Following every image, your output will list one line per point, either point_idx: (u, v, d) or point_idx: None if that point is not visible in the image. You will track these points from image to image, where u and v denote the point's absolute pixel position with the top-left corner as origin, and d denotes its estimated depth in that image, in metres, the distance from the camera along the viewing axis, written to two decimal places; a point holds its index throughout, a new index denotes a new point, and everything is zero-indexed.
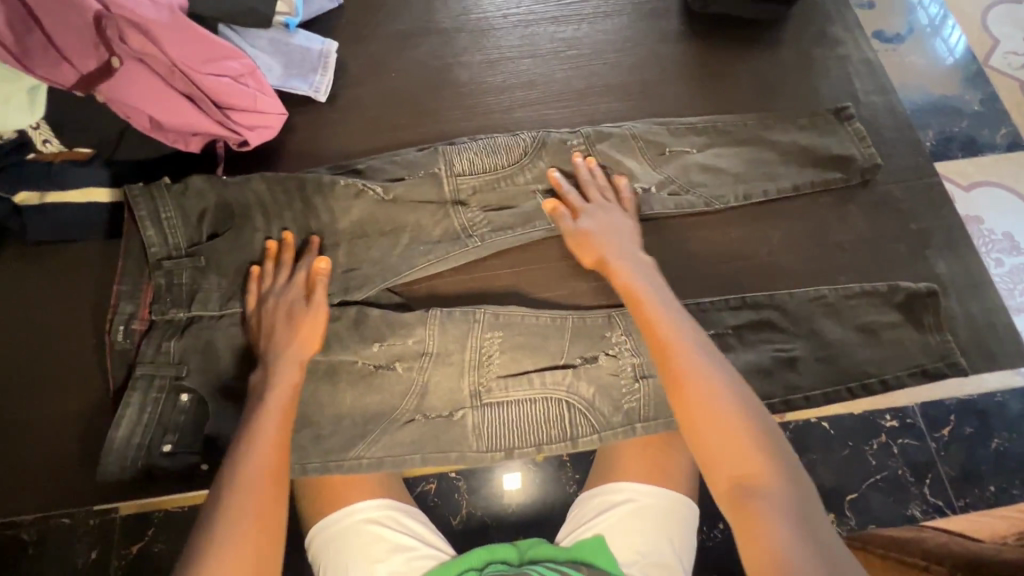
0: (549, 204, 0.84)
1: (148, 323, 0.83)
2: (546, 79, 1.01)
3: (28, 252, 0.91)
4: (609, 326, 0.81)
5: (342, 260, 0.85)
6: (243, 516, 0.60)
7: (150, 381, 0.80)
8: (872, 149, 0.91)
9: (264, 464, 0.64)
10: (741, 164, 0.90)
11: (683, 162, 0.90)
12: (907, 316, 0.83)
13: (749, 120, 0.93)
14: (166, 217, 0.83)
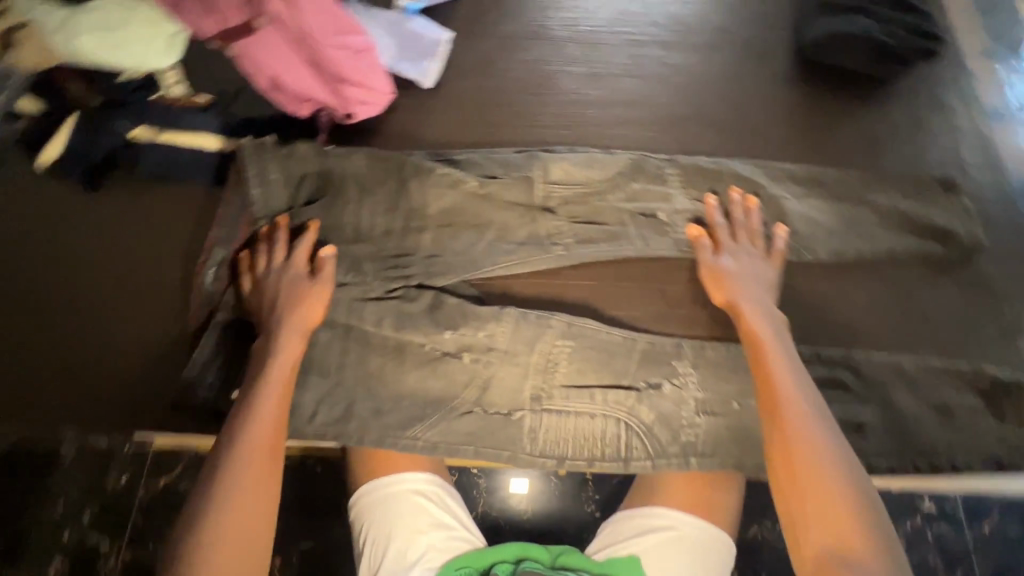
0: (695, 231, 0.87)
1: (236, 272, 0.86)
2: (648, 101, 1.01)
3: (131, 185, 0.95)
4: (678, 354, 0.81)
5: (426, 245, 0.86)
6: (234, 489, 0.64)
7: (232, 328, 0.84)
8: (976, 227, 0.89)
9: (258, 441, 0.68)
10: (836, 219, 0.89)
11: (777, 207, 0.90)
12: (986, 402, 0.80)
13: (848, 176, 0.92)
14: (270, 176, 0.87)
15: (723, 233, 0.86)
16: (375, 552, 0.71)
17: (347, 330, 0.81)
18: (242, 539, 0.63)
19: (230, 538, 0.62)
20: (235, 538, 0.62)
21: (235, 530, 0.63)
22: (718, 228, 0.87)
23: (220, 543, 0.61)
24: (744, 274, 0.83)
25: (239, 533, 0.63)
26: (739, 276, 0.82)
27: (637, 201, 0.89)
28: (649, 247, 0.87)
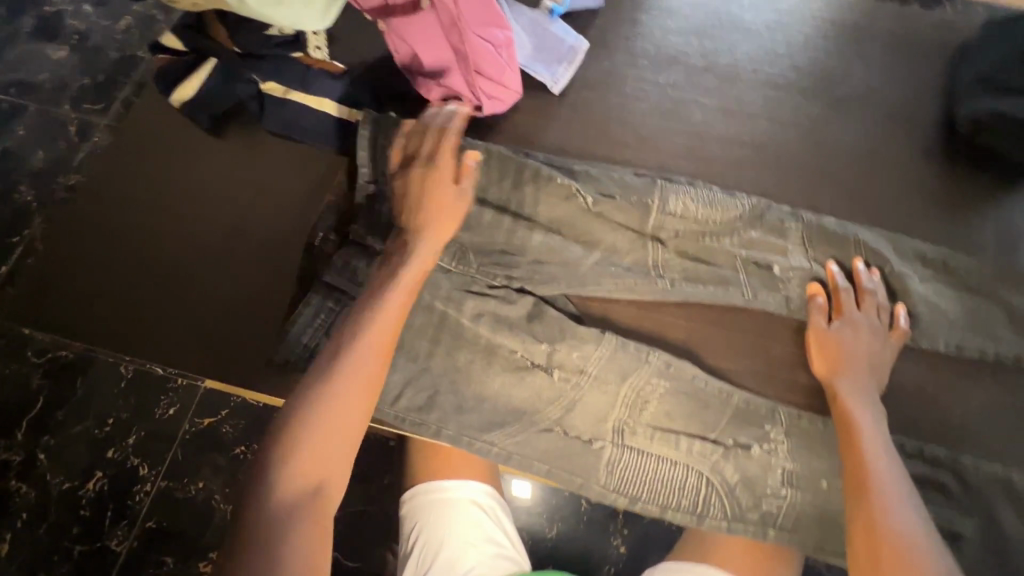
0: (815, 288, 0.81)
1: (343, 237, 0.86)
2: (778, 147, 0.96)
3: (254, 135, 0.96)
4: (772, 417, 0.78)
5: (532, 250, 0.82)
6: (325, 409, 0.61)
7: (328, 293, 0.81)
8: None
9: (358, 363, 0.64)
10: (963, 311, 0.84)
11: (904, 285, 0.84)
12: None
13: (982, 268, 0.86)
14: (381, 144, 0.85)
15: (848, 300, 0.80)
16: (424, 555, 0.71)
17: (442, 320, 0.80)
18: (334, 445, 0.60)
19: (311, 462, 0.59)
20: (326, 441, 0.60)
21: (317, 456, 0.59)
22: (843, 294, 0.80)
23: (301, 464, 0.59)
24: (858, 348, 0.77)
25: (318, 459, 0.60)
26: (854, 348, 0.77)
27: (753, 250, 0.84)
28: (758, 300, 0.82)
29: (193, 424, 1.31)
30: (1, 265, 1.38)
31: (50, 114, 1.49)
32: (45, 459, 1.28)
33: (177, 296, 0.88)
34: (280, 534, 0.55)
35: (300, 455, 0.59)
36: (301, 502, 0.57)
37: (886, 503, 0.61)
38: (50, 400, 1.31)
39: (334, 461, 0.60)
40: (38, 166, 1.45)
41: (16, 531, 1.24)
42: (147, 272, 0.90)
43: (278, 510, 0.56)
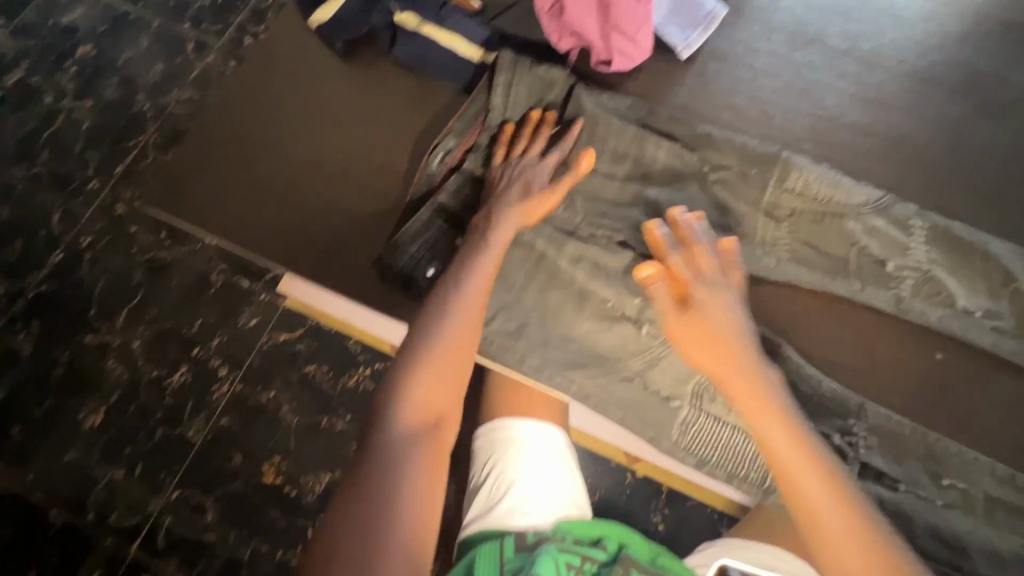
0: (644, 268, 0.73)
1: (456, 164, 0.86)
2: (911, 142, 0.91)
3: (377, 61, 0.98)
4: (857, 413, 0.74)
5: (643, 203, 0.81)
6: (434, 362, 0.65)
7: (440, 212, 0.84)
8: None
9: (463, 321, 0.68)
10: None
11: None
12: None
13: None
14: (514, 90, 0.86)
15: (702, 250, 0.74)
16: (498, 487, 0.74)
17: (542, 257, 0.79)
18: (440, 399, 0.65)
19: (425, 406, 0.64)
20: (436, 394, 0.64)
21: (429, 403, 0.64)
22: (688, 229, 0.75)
23: (412, 410, 0.63)
24: (723, 314, 0.71)
25: (430, 404, 0.64)
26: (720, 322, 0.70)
27: (871, 239, 0.78)
28: (865, 293, 0.77)
29: (271, 337, 1.40)
30: (117, 165, 1.50)
31: (172, 30, 1.58)
32: (140, 346, 1.40)
33: (283, 202, 0.92)
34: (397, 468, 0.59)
35: (418, 400, 0.63)
36: (415, 441, 0.61)
37: (805, 461, 0.64)
38: (149, 294, 1.43)
39: (444, 406, 0.65)
40: (157, 78, 1.55)
41: (110, 405, 1.37)
42: (260, 178, 0.93)
43: (400, 445, 0.60)
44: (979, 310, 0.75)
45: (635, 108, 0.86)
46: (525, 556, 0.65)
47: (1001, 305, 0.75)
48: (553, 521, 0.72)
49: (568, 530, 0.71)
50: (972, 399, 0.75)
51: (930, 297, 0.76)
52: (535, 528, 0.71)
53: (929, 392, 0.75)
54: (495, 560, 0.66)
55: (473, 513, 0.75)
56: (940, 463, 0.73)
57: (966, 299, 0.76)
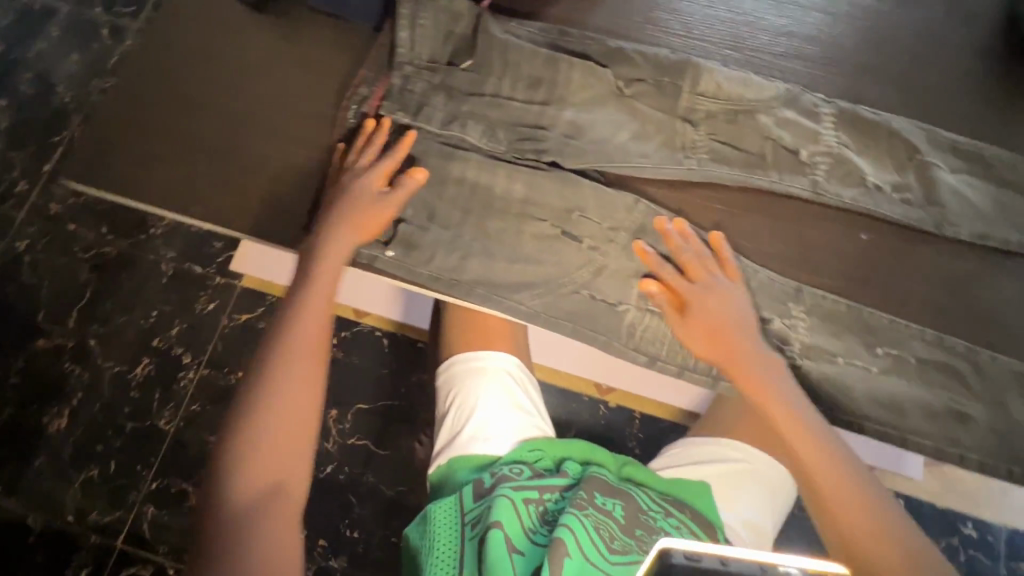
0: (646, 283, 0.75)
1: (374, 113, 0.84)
2: (831, 41, 0.91)
3: (293, 13, 0.95)
4: (796, 297, 0.77)
5: (564, 122, 0.81)
6: (272, 417, 0.64)
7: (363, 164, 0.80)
8: None
9: (296, 367, 0.67)
10: (991, 203, 0.80)
11: (929, 175, 0.80)
12: None
13: (1014, 160, 0.81)
14: (420, 24, 0.83)
15: (690, 258, 0.75)
16: (461, 415, 0.78)
17: (476, 187, 0.80)
18: (284, 453, 0.63)
19: (266, 463, 0.62)
20: (277, 449, 0.63)
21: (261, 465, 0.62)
22: (676, 236, 0.76)
23: (256, 466, 0.61)
24: (726, 311, 0.73)
25: (273, 463, 0.63)
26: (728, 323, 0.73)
27: (783, 129, 0.81)
28: (782, 182, 0.80)
29: (232, 319, 1.38)
30: (44, 164, 1.43)
31: (82, 15, 1.49)
32: (97, 344, 1.36)
33: (215, 166, 0.90)
34: (242, 534, 0.59)
35: (256, 463, 0.62)
36: (260, 503, 0.61)
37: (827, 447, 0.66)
38: (98, 291, 1.39)
39: (290, 461, 0.64)
40: (75, 68, 1.47)
41: (75, 408, 1.33)
42: (191, 142, 0.91)
43: (240, 512, 0.60)
44: (889, 184, 0.80)
45: (543, 32, 0.86)
46: (482, 505, 0.69)
47: (908, 179, 0.80)
48: (514, 442, 0.76)
49: (530, 451, 0.75)
50: (894, 273, 0.80)
51: (843, 177, 0.80)
52: (496, 454, 0.75)
53: (859, 272, 0.80)
54: (456, 511, 0.70)
55: (440, 443, 0.78)
56: (874, 334, 0.77)
57: (877, 175, 0.80)
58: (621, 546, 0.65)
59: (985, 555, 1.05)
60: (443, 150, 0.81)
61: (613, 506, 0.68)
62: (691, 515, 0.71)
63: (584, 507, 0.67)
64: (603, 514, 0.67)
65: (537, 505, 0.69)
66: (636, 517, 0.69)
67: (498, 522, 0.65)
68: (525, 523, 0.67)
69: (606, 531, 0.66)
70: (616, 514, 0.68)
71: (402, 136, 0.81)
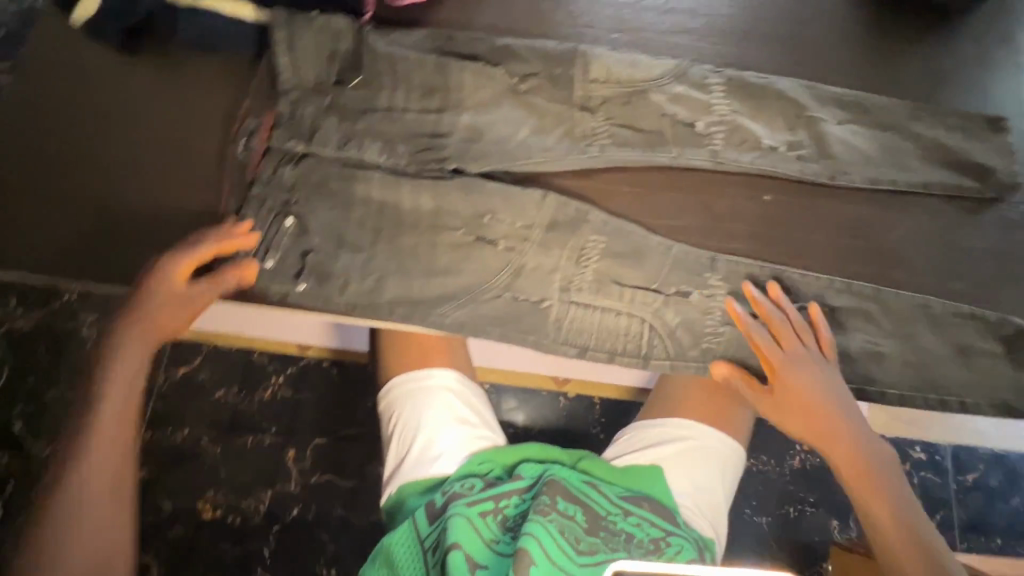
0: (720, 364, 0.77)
1: (266, 144, 0.80)
2: (712, 11, 0.93)
3: (166, 49, 0.90)
4: (710, 266, 0.80)
5: (463, 127, 0.81)
6: (71, 554, 0.62)
7: (262, 202, 0.78)
8: (1016, 168, 0.85)
9: (95, 502, 0.64)
10: (875, 147, 0.84)
11: (817, 130, 0.84)
12: (1007, 351, 0.79)
13: (894, 105, 0.86)
14: (299, 46, 0.79)
15: (789, 330, 0.76)
16: (406, 436, 0.75)
17: (382, 206, 0.78)
18: None
19: None
20: None
21: None
22: (779, 321, 0.76)
23: None
24: (813, 383, 0.74)
25: None
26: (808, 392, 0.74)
27: (677, 106, 0.82)
28: (685, 156, 0.81)
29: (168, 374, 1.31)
30: None
31: None
32: None
33: (108, 222, 0.85)
34: None
35: None
36: None
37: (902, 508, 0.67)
38: None
39: None
40: None
41: None
42: (80, 200, 0.85)
43: None
44: (784, 144, 0.83)
45: (429, 39, 0.84)
46: (437, 526, 0.66)
47: (800, 136, 0.83)
48: (463, 456, 0.74)
49: (480, 463, 0.72)
50: (800, 228, 0.83)
51: (739, 143, 0.82)
52: (444, 475, 0.72)
53: (767, 230, 0.82)
54: (414, 536, 0.67)
55: (388, 469, 0.75)
56: (788, 290, 0.80)
57: (770, 137, 0.83)
58: (588, 546, 0.63)
59: (934, 474, 1.11)
60: (344, 172, 0.79)
61: (575, 510, 0.66)
62: (650, 508, 0.69)
63: (546, 512, 0.64)
64: (565, 520, 0.64)
65: (495, 515, 0.67)
66: (597, 520, 0.66)
67: (455, 541, 0.62)
68: (485, 537, 0.64)
69: (570, 534, 0.63)
70: (578, 519, 0.65)
71: (299, 166, 0.79)
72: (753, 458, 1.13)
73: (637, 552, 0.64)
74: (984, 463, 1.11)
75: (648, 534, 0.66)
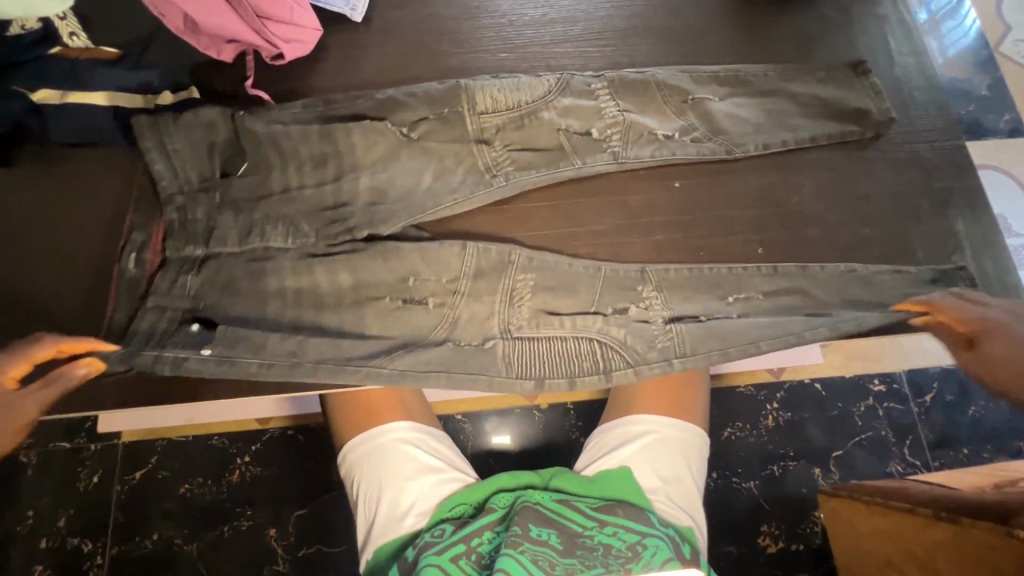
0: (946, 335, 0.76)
1: (160, 256, 0.77)
2: (589, 17, 0.97)
3: (53, 154, 0.87)
4: (642, 278, 0.81)
5: (368, 178, 0.80)
6: None
7: (162, 313, 0.74)
8: (887, 102, 0.89)
9: None
10: (760, 115, 0.87)
11: (705, 109, 0.86)
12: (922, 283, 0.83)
13: (771, 70, 0.90)
14: (174, 149, 0.77)
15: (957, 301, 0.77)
16: (372, 496, 0.74)
17: (301, 273, 0.77)
18: None
19: None
20: None
21: None
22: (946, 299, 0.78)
23: None
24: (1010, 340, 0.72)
25: None
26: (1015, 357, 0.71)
27: (569, 118, 0.84)
28: (588, 165, 0.83)
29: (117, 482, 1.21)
30: None
31: None
32: None
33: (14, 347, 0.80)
34: None
35: None
36: None
37: None
38: None
39: None
40: None
41: None
42: None
43: None
44: (677, 131, 0.85)
45: (310, 108, 0.83)
46: None
47: (689, 120, 0.86)
48: (433, 503, 0.73)
49: (451, 507, 0.72)
50: (711, 206, 0.87)
51: (637, 140, 0.84)
52: (415, 528, 0.71)
53: (682, 214, 0.86)
54: None
55: (362, 534, 0.74)
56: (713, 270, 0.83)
57: (662, 126, 0.85)
58: (565, 570, 0.64)
59: (896, 403, 1.17)
60: (253, 246, 0.77)
61: (548, 535, 0.67)
62: (624, 514, 0.70)
63: (518, 544, 0.65)
64: (540, 546, 0.65)
65: (470, 556, 0.66)
66: (574, 539, 0.68)
67: None
68: None
69: (545, 562, 0.64)
70: (553, 542, 0.66)
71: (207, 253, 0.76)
72: (729, 427, 1.15)
73: (615, 564, 0.65)
74: (937, 382, 1.17)
75: (624, 541, 0.67)
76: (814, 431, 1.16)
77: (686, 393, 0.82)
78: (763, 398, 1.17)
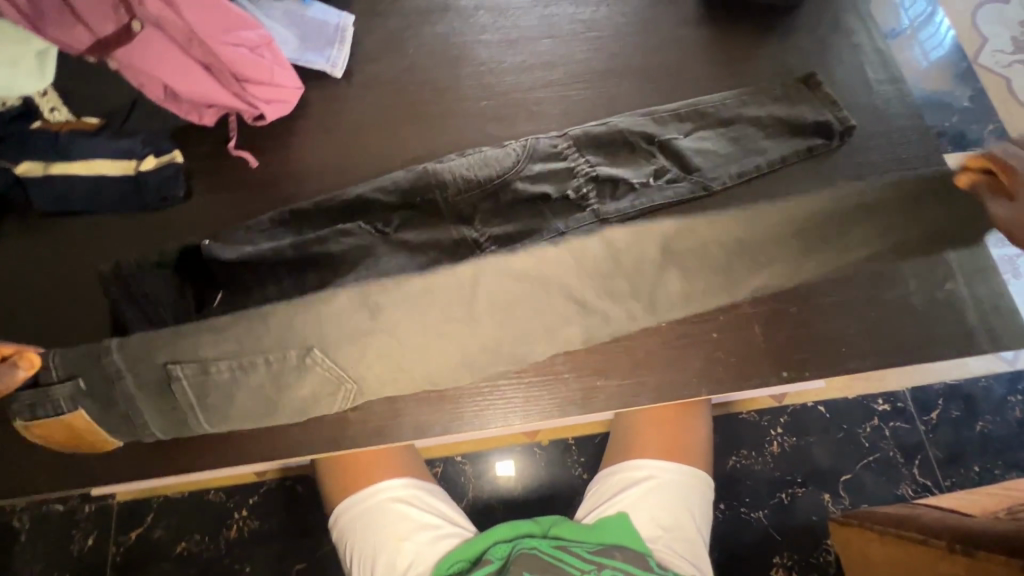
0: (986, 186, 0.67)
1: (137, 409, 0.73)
2: (567, 60, 0.98)
3: (41, 223, 0.88)
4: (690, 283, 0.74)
5: (354, 232, 0.79)
6: None
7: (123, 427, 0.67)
8: (845, 112, 0.90)
9: None
10: (729, 145, 0.87)
11: (673, 149, 0.86)
12: None
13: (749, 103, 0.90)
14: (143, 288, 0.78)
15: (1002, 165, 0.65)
16: (366, 559, 0.72)
17: None
18: None
19: None
20: None
21: None
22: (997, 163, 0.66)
23: None
24: None
25: None
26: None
27: (542, 185, 0.84)
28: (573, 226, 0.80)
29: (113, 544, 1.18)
30: None
31: None
32: None
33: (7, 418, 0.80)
34: None
35: None
36: None
37: None
38: None
39: None
40: None
41: None
42: None
43: None
44: (651, 176, 0.84)
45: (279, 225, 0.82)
46: None
47: (660, 161, 0.85)
48: (431, 562, 0.71)
49: (448, 564, 0.70)
50: None
51: (613, 194, 0.83)
52: None
53: None
54: None
55: None
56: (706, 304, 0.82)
57: (637, 175, 0.84)
58: None
59: (903, 421, 1.15)
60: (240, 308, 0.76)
61: None
62: (622, 557, 0.67)
63: None
64: None
65: None
66: None
67: None
68: None
69: None
70: None
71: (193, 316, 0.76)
72: (733, 455, 1.13)
73: None
74: (942, 398, 1.15)
75: None
76: (822, 455, 1.13)
77: (683, 433, 0.81)
78: (767, 424, 1.15)
